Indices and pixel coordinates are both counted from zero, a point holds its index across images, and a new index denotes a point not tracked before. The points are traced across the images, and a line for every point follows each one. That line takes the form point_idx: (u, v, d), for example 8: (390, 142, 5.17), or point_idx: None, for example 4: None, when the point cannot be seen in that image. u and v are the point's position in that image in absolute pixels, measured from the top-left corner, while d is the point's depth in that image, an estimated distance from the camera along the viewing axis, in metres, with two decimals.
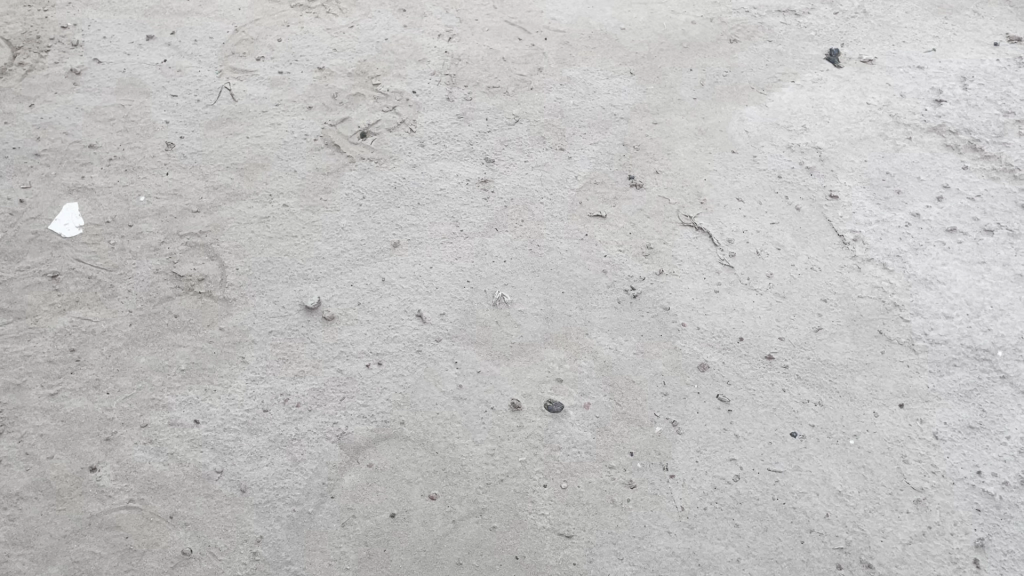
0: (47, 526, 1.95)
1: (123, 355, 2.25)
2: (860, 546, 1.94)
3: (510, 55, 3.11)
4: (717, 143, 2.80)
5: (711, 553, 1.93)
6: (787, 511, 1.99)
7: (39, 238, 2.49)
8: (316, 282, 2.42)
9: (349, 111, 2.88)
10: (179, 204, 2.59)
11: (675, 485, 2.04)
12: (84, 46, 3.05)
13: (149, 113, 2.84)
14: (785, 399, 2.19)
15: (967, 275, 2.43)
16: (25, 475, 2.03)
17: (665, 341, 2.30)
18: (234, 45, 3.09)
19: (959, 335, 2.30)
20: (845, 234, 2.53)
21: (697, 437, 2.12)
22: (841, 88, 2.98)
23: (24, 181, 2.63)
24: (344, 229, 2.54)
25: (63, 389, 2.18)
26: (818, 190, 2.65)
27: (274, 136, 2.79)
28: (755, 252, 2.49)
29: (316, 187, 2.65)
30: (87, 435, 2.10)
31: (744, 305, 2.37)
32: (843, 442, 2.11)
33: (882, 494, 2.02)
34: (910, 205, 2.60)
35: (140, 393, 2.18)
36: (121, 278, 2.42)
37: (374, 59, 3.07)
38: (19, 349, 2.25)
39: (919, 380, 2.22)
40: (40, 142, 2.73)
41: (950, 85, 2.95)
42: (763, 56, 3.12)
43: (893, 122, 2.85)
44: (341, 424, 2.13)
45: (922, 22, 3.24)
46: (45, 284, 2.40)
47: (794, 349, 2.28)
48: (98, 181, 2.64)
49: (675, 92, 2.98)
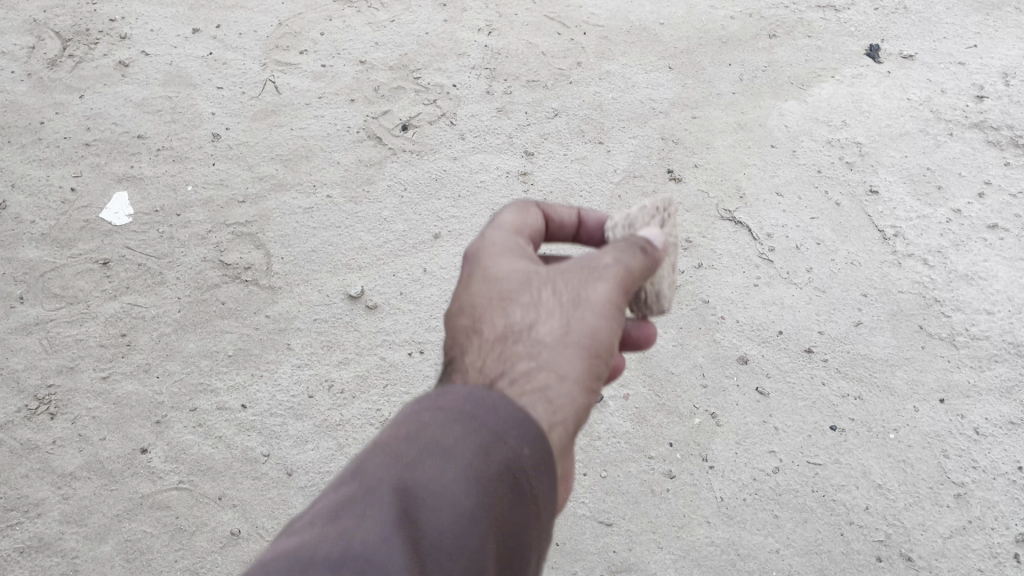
0: (100, 505, 2.01)
1: (172, 341, 2.31)
2: (900, 539, 1.95)
3: (549, 49, 3.12)
4: (757, 137, 2.80)
5: (751, 543, 1.96)
6: (826, 503, 2.01)
7: (90, 225, 2.56)
8: (359, 270, 2.46)
9: (390, 103, 2.91)
10: (225, 194, 2.65)
11: (714, 476, 2.07)
12: (132, 40, 3.12)
13: (195, 104, 2.89)
14: (825, 393, 2.20)
15: (1009, 272, 2.42)
16: (79, 456, 2.10)
17: (704, 334, 2.32)
18: (278, 39, 3.14)
19: (1001, 331, 2.29)
20: (886, 229, 2.53)
21: (737, 430, 2.14)
22: (882, 83, 2.97)
23: (75, 171, 2.69)
24: (387, 221, 2.58)
25: (115, 373, 2.24)
26: (857, 185, 2.65)
27: (317, 128, 2.84)
28: (795, 247, 2.50)
29: (359, 178, 2.70)
30: (138, 418, 2.16)
31: (784, 299, 2.38)
32: (883, 436, 2.12)
33: (923, 489, 2.03)
34: (951, 201, 2.59)
35: (189, 377, 2.24)
36: (169, 265, 2.48)
37: (416, 53, 3.10)
38: (72, 333, 2.32)
39: (960, 375, 2.22)
40: (90, 132, 2.80)
41: (992, 81, 2.94)
42: (802, 52, 3.11)
43: (934, 117, 2.83)
44: (385, 411, 2.17)
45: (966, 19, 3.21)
46: (96, 270, 2.46)
47: (834, 343, 2.29)
48: (147, 171, 2.70)
49: (714, 86, 2.99)
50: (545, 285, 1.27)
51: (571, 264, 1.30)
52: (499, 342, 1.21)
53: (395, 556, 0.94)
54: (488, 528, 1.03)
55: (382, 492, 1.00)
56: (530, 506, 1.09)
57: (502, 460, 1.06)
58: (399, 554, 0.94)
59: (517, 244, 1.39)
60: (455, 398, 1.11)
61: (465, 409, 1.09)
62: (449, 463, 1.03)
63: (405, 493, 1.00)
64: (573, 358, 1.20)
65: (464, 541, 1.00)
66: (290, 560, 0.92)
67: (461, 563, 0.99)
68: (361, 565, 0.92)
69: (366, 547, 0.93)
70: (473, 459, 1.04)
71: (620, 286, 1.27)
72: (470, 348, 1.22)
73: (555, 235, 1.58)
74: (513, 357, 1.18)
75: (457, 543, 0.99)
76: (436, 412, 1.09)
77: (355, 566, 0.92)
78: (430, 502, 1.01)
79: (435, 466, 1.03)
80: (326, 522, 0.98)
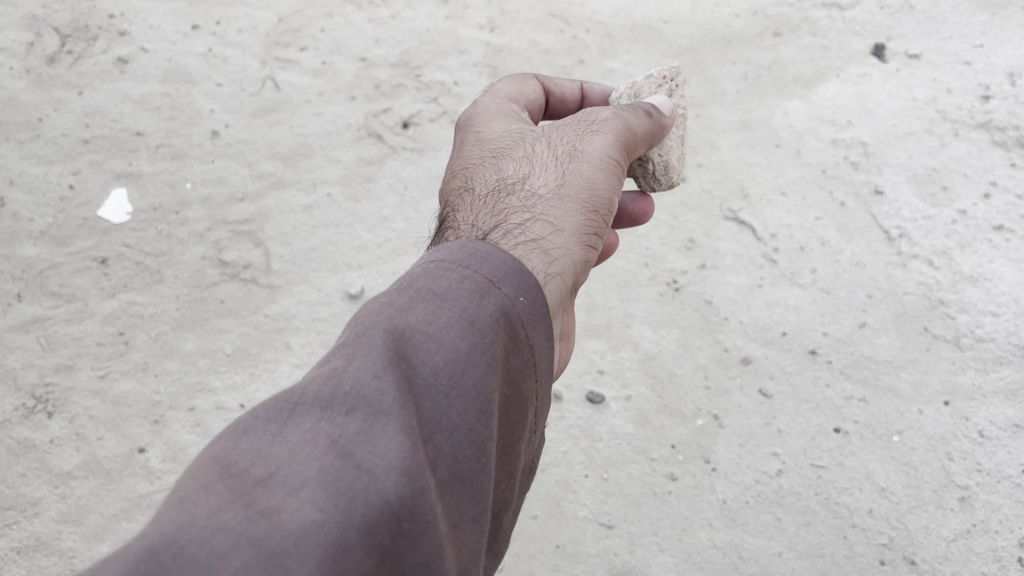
0: (97, 505, 2.03)
1: (170, 340, 2.30)
2: (903, 543, 1.96)
3: (552, 46, 3.03)
4: (762, 136, 2.76)
5: (753, 546, 1.98)
6: (830, 507, 2.02)
7: (87, 223, 2.54)
8: (359, 269, 2.45)
9: (391, 101, 2.87)
10: (224, 192, 2.63)
11: (717, 478, 2.07)
12: (131, 36, 3.06)
13: (194, 101, 2.87)
14: (829, 395, 2.18)
15: (1016, 273, 2.38)
16: (76, 455, 2.10)
17: (707, 334, 2.31)
18: (279, 35, 3.06)
19: (1006, 333, 2.26)
20: (891, 230, 2.50)
21: (739, 432, 2.14)
22: (887, 83, 2.86)
23: (73, 168, 2.68)
24: (387, 220, 2.56)
25: (113, 372, 2.23)
26: (862, 185, 2.61)
27: (317, 125, 2.81)
28: (799, 247, 2.48)
29: (359, 176, 2.67)
30: (136, 417, 2.16)
31: (788, 300, 2.36)
32: (887, 439, 2.10)
33: (926, 492, 2.02)
34: (956, 202, 2.54)
35: (187, 376, 2.23)
36: (167, 263, 2.46)
37: (417, 50, 3.03)
38: (69, 331, 2.30)
39: (965, 377, 2.19)
40: (88, 129, 2.78)
41: (998, 81, 2.80)
42: (807, 50, 2.98)
43: (940, 117, 2.74)
44: None
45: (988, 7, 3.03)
46: (94, 268, 2.44)
47: (838, 345, 2.26)
48: (146, 168, 2.69)
49: (719, 85, 2.92)
50: (542, 141, 1.41)
51: (565, 134, 1.41)
52: (499, 186, 1.33)
53: (390, 393, 0.84)
54: (492, 368, 0.95)
55: (372, 335, 0.91)
56: (531, 356, 1.03)
57: (503, 308, 0.99)
58: (395, 393, 0.84)
59: (517, 118, 1.53)
60: (448, 253, 1.04)
61: (459, 260, 1.02)
62: (444, 307, 0.95)
63: (400, 335, 0.91)
64: (569, 202, 1.29)
65: (464, 382, 0.90)
66: (276, 407, 0.82)
67: (461, 408, 0.89)
68: (352, 402, 0.83)
69: (355, 387, 0.84)
70: (470, 301, 0.97)
71: (615, 140, 1.40)
72: (472, 197, 1.34)
73: (560, 109, 1.75)
74: (508, 205, 1.27)
75: (460, 385, 0.90)
76: (429, 265, 1.03)
77: (344, 405, 0.82)
78: (427, 346, 0.91)
79: (429, 310, 0.95)
80: (314, 371, 0.88)
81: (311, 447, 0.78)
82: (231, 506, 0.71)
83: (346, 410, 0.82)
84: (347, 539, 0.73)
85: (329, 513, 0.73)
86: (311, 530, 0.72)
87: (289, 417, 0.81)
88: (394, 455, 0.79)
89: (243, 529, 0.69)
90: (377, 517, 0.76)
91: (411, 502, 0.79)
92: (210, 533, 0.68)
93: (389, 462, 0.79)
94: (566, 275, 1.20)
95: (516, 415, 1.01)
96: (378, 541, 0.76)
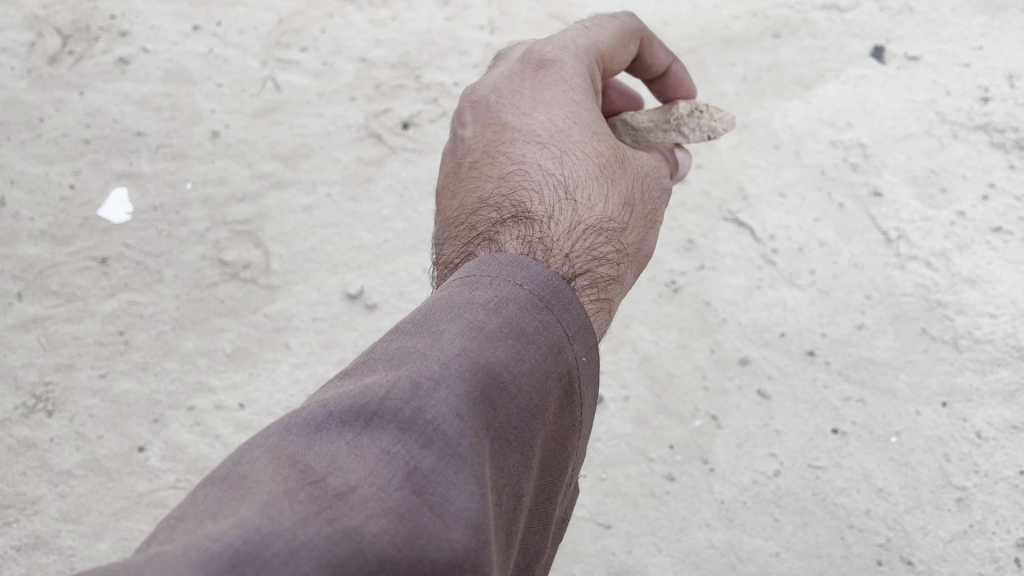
0: (96, 503, 2.04)
1: (170, 339, 2.31)
2: (900, 543, 1.97)
3: None
4: (761, 137, 2.76)
5: (750, 546, 1.99)
6: (827, 507, 2.02)
7: (88, 222, 2.55)
8: (358, 269, 2.45)
9: (391, 102, 2.88)
10: (224, 192, 2.63)
11: (715, 479, 2.08)
12: (132, 36, 3.06)
13: (195, 102, 2.88)
14: (827, 395, 2.19)
15: (1014, 275, 2.38)
16: (76, 454, 2.11)
17: (706, 335, 2.31)
18: (280, 36, 3.07)
19: (1005, 334, 2.26)
20: (889, 231, 2.50)
21: (738, 432, 2.15)
22: (887, 85, 2.86)
23: (74, 168, 2.69)
24: (386, 220, 2.57)
25: (113, 371, 2.25)
26: (861, 186, 2.61)
27: (317, 126, 2.81)
28: (798, 248, 2.48)
29: (358, 177, 2.68)
30: (136, 416, 2.17)
31: (786, 301, 2.36)
32: (885, 439, 2.11)
33: (924, 492, 2.02)
34: (955, 203, 2.54)
35: (186, 376, 2.24)
36: (168, 263, 2.47)
37: (417, 50, 3.03)
38: (69, 331, 2.31)
39: (964, 379, 2.19)
40: (89, 129, 2.79)
41: (997, 83, 2.80)
42: (806, 52, 2.97)
43: (939, 120, 2.74)
44: None
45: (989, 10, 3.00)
46: (95, 267, 2.45)
47: (837, 345, 2.27)
48: (146, 168, 2.69)
49: (718, 86, 2.92)
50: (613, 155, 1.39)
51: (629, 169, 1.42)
52: (571, 189, 1.31)
53: (472, 430, 0.83)
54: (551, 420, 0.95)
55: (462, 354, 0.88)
56: (581, 410, 1.03)
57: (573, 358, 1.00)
58: (475, 434, 0.83)
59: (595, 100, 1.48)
60: (533, 275, 1.01)
61: (544, 291, 1.00)
62: (527, 344, 0.94)
63: (487, 363, 0.89)
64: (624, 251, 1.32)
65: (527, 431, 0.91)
66: (360, 421, 0.80)
67: (517, 456, 0.90)
68: (440, 430, 0.81)
69: (445, 415, 0.82)
70: (548, 345, 0.96)
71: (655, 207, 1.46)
72: (543, 188, 1.31)
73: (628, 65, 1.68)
74: (580, 222, 1.26)
75: (522, 435, 0.90)
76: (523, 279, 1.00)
77: (423, 433, 0.80)
78: (507, 379, 0.90)
79: (513, 344, 0.93)
80: (391, 375, 0.86)
81: (388, 474, 0.76)
82: (313, 526, 0.69)
83: (425, 439, 0.80)
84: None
85: (403, 554, 0.72)
86: (380, 567, 0.70)
87: (365, 434, 0.79)
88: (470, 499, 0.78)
89: (322, 556, 0.68)
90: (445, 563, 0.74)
91: (479, 550, 0.76)
92: (294, 550, 0.67)
93: (464, 506, 0.77)
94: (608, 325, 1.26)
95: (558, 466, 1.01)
96: None
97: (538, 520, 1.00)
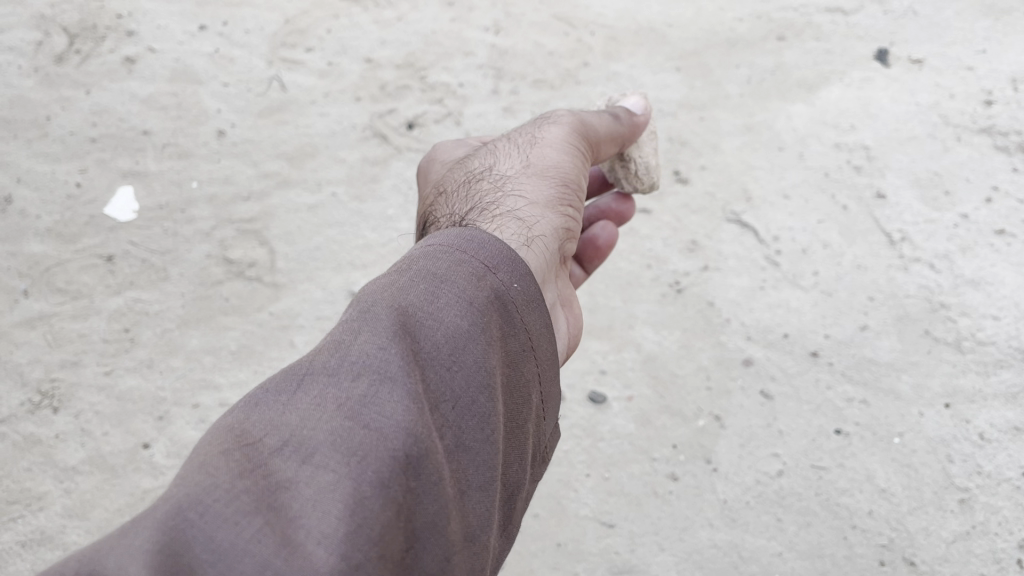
0: (101, 499, 2.04)
1: (175, 337, 2.31)
2: (903, 544, 1.97)
3: (557, 49, 3.03)
4: (765, 140, 2.77)
5: (753, 546, 1.98)
6: (830, 507, 2.02)
7: (94, 220, 2.56)
8: (363, 268, 2.46)
9: (396, 102, 2.89)
10: (229, 191, 2.64)
11: (718, 478, 2.09)
12: (138, 36, 3.08)
13: (201, 101, 2.89)
14: (830, 396, 2.19)
15: (1017, 277, 2.38)
16: (81, 450, 2.12)
17: (709, 336, 2.32)
18: (286, 37, 3.09)
19: (1007, 336, 2.26)
20: (892, 234, 2.51)
21: (741, 432, 2.15)
22: (890, 88, 2.86)
23: (80, 166, 2.70)
24: (391, 219, 2.57)
25: (118, 368, 2.26)
26: (865, 189, 2.62)
27: (321, 126, 2.82)
28: (802, 250, 2.49)
29: (363, 176, 2.69)
30: (141, 413, 2.18)
31: (790, 302, 2.37)
32: (888, 440, 2.11)
33: (927, 493, 2.03)
34: (959, 206, 2.54)
35: (191, 373, 2.25)
36: (173, 261, 2.48)
37: (422, 51, 3.04)
38: (75, 328, 2.32)
39: (966, 380, 2.20)
40: (96, 127, 2.80)
41: (1000, 87, 2.81)
42: (811, 54, 2.98)
43: (942, 123, 2.75)
44: None
45: (994, 14, 3.02)
46: (101, 265, 2.46)
47: (840, 346, 2.27)
48: (152, 167, 2.70)
49: (722, 87, 2.91)
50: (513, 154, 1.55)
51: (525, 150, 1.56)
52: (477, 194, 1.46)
53: (393, 365, 0.95)
54: (489, 349, 1.06)
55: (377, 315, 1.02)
56: (517, 340, 1.13)
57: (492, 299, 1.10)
58: (393, 370, 0.94)
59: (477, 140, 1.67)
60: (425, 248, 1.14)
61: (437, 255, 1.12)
62: (442, 287, 1.07)
63: (400, 318, 1.02)
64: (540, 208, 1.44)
65: (464, 358, 1.02)
66: (292, 384, 0.93)
67: (459, 383, 1.00)
68: (358, 373, 0.93)
69: (363, 360, 0.95)
70: (466, 284, 1.08)
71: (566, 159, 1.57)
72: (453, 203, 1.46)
73: None
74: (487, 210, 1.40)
75: (455, 370, 1.01)
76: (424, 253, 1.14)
77: (345, 381, 0.93)
78: (426, 330, 1.02)
79: (419, 302, 1.05)
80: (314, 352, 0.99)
81: (317, 416, 0.89)
82: (250, 475, 0.82)
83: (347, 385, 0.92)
84: (363, 492, 0.83)
85: (340, 466, 0.84)
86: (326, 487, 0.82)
87: (298, 392, 0.92)
88: (398, 417, 0.90)
89: (258, 494, 0.80)
90: (386, 472, 0.85)
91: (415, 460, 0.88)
92: (232, 496, 0.79)
93: (395, 425, 0.89)
94: (539, 258, 1.34)
95: (517, 395, 1.12)
96: (392, 494, 0.85)
97: (514, 450, 1.11)
